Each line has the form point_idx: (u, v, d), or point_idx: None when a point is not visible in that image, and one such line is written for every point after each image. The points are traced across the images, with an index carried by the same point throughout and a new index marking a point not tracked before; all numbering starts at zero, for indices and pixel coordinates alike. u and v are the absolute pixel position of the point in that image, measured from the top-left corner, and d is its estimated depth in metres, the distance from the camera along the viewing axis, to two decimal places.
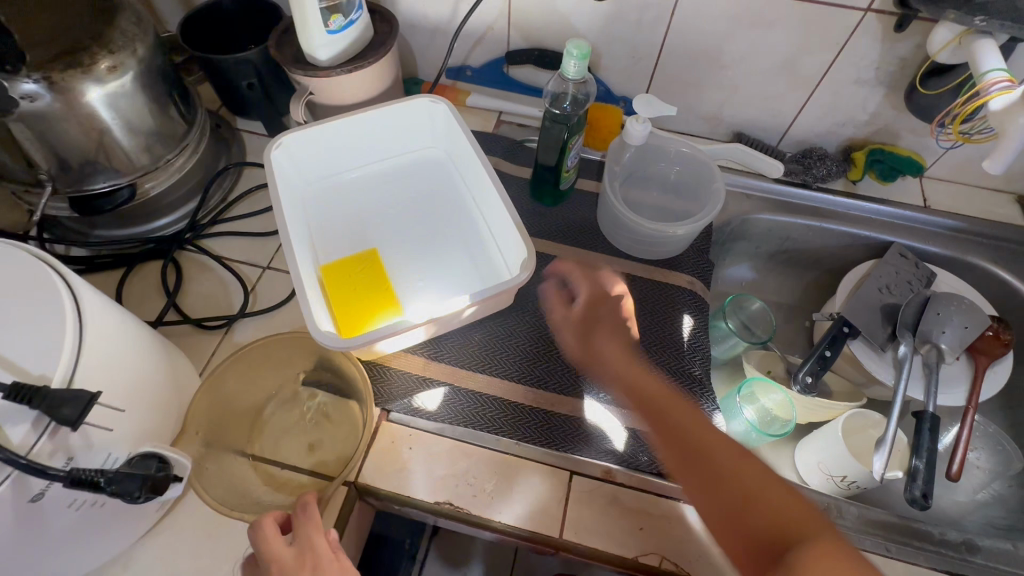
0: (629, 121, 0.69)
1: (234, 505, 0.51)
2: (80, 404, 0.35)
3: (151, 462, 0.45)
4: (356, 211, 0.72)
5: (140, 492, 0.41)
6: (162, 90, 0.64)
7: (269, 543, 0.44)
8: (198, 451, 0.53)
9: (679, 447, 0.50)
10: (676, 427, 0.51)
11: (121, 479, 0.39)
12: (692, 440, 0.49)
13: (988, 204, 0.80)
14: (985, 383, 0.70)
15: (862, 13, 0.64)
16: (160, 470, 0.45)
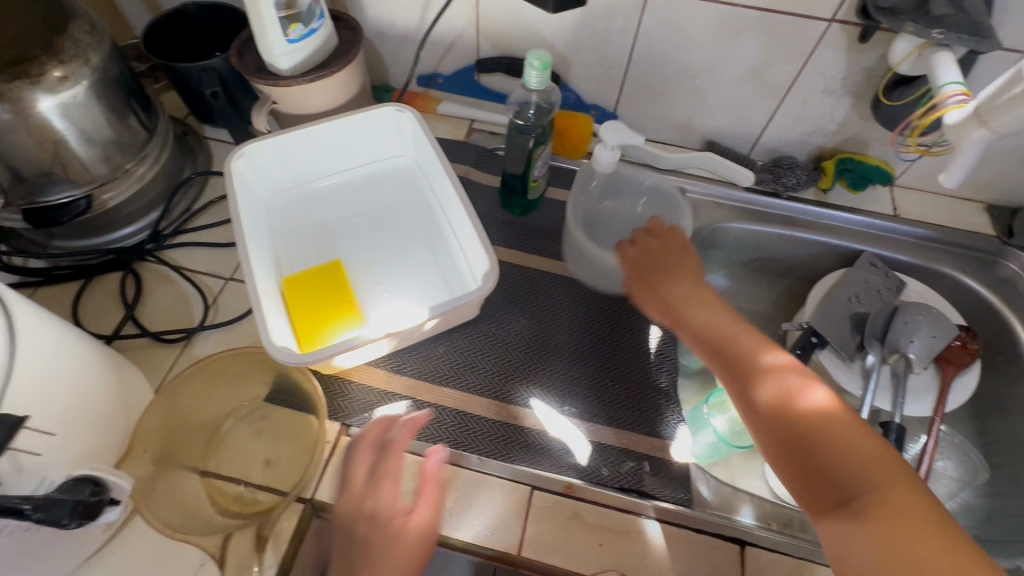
0: (597, 147, 0.68)
1: (182, 525, 0.50)
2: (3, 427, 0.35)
3: (85, 486, 0.42)
4: (323, 221, 0.72)
5: (68, 519, 0.39)
6: (121, 100, 0.63)
7: (355, 462, 0.52)
8: (147, 471, 0.52)
9: (737, 373, 0.49)
10: (741, 356, 0.50)
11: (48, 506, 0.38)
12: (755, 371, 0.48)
13: (957, 213, 0.80)
14: (953, 393, 0.70)
15: (825, 24, 0.64)
16: (94, 495, 0.42)
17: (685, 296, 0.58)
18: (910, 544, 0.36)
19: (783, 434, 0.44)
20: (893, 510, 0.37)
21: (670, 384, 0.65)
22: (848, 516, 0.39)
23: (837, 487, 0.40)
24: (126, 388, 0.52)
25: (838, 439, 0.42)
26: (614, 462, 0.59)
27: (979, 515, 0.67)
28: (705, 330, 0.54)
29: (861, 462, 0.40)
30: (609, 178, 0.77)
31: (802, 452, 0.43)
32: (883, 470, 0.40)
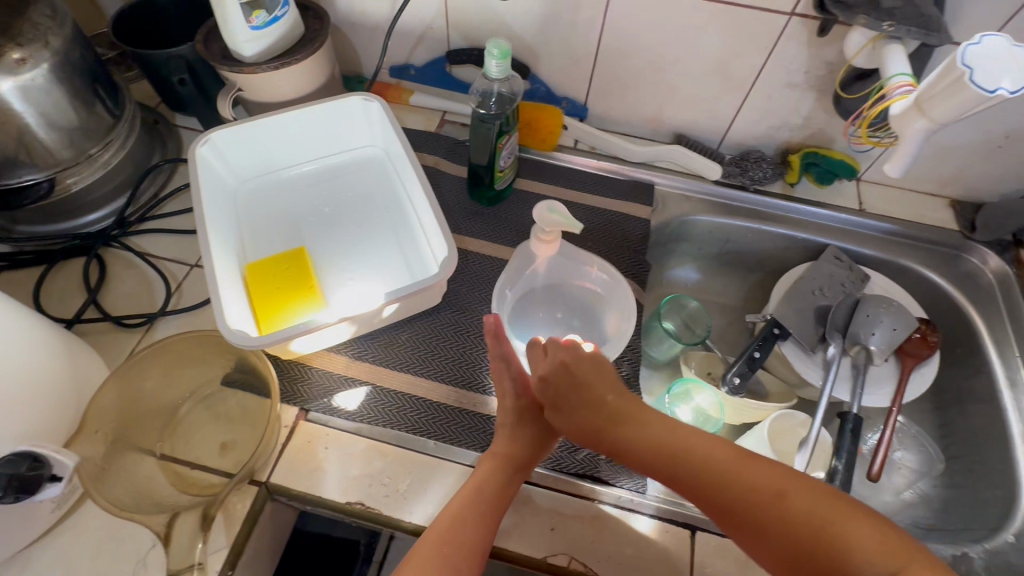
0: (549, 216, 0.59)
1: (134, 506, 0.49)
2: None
3: (23, 461, 0.44)
4: (289, 209, 0.72)
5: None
6: (85, 85, 0.63)
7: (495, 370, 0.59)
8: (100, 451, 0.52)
9: (678, 472, 0.46)
10: (684, 461, 0.46)
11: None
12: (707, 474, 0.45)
13: (923, 208, 0.80)
14: (912, 385, 0.71)
15: (786, 17, 0.64)
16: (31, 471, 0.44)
17: (601, 391, 0.53)
18: None
19: (764, 535, 0.42)
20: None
21: (631, 373, 0.65)
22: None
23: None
24: (79, 369, 0.52)
25: (818, 527, 0.40)
26: (571, 449, 0.59)
27: (936, 505, 0.68)
28: (634, 434, 0.49)
29: (851, 541, 0.39)
30: (562, 265, 0.69)
31: (792, 548, 0.40)
32: (873, 547, 0.38)
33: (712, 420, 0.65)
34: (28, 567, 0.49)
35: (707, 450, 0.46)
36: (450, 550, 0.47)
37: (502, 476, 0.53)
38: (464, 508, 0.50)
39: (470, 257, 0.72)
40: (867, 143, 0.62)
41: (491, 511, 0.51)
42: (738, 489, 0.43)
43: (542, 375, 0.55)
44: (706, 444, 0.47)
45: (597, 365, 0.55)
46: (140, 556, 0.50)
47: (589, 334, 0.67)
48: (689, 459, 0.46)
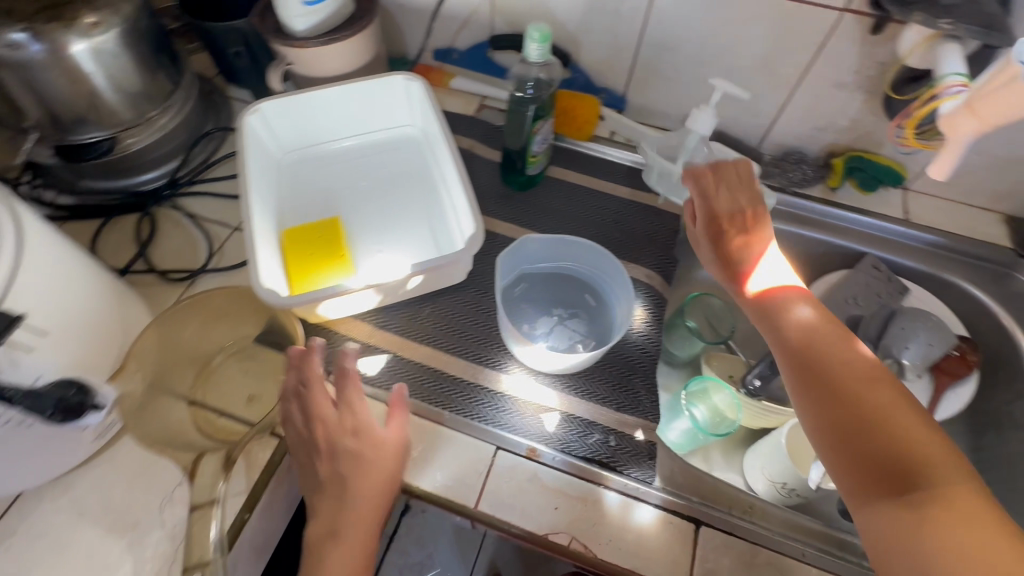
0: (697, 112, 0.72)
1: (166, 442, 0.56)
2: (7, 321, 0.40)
3: (70, 386, 0.47)
4: (327, 181, 0.75)
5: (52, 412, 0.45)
6: (149, 52, 0.67)
7: (316, 398, 0.52)
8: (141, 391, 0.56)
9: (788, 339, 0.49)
10: (800, 333, 0.48)
11: (37, 395, 0.43)
12: (822, 352, 0.46)
13: (973, 222, 0.77)
14: (944, 403, 0.69)
15: (838, 13, 0.62)
16: (77, 395, 0.47)
17: (747, 255, 0.56)
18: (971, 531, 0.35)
19: (842, 420, 0.42)
20: (970, 527, 0.35)
21: (649, 365, 0.65)
22: (913, 517, 0.37)
23: (888, 469, 0.39)
24: (126, 313, 0.56)
25: (909, 439, 0.40)
26: (581, 434, 0.59)
27: None
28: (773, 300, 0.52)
29: (916, 450, 0.39)
30: (567, 279, 0.70)
31: (870, 440, 0.41)
32: (967, 486, 0.37)
33: (727, 421, 0.62)
34: (71, 489, 0.54)
35: (831, 338, 0.47)
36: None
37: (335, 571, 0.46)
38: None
39: (497, 239, 0.73)
40: (911, 144, 0.60)
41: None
42: (847, 375, 0.44)
43: (720, 215, 0.58)
44: (839, 337, 0.48)
45: (754, 235, 0.57)
46: (168, 491, 0.54)
47: (598, 330, 0.66)
48: (808, 336, 0.48)
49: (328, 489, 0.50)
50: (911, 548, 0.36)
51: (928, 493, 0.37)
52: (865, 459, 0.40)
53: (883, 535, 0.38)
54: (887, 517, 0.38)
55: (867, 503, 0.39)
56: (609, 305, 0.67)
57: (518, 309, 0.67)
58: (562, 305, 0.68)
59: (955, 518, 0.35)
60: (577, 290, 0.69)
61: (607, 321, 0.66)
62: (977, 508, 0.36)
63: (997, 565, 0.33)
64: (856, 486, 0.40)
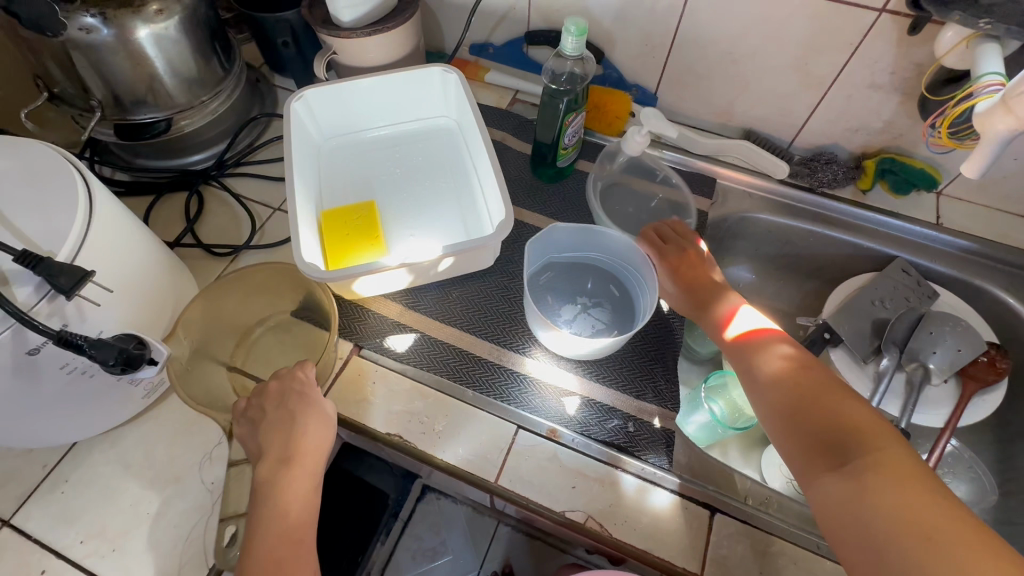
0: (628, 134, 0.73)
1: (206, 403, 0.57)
2: (74, 276, 0.43)
3: (130, 340, 0.50)
4: (364, 167, 0.78)
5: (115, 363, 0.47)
6: (205, 39, 0.71)
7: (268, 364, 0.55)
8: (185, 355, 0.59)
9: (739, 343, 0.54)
10: (748, 336, 0.54)
11: (100, 347, 0.46)
12: (767, 350, 0.52)
13: (1008, 229, 0.75)
14: (970, 410, 0.68)
15: (876, 13, 0.62)
16: (137, 348, 0.50)
17: (701, 285, 0.61)
18: (897, 488, 0.38)
19: (790, 408, 0.47)
20: (899, 484, 0.38)
21: (671, 355, 0.66)
22: (851, 482, 0.40)
23: (827, 444, 0.43)
24: (177, 282, 0.60)
25: (846, 417, 0.44)
26: (601, 419, 0.61)
27: None
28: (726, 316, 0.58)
29: (848, 424, 0.44)
30: (592, 270, 0.71)
31: (813, 422, 0.45)
32: (895, 452, 0.41)
33: (747, 416, 0.64)
34: (119, 443, 0.58)
35: (775, 338, 0.53)
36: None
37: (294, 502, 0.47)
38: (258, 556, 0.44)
39: (524, 228, 0.75)
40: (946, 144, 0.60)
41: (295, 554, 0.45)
42: (793, 369, 0.49)
43: (672, 257, 0.64)
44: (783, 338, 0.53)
45: (703, 269, 0.63)
46: (208, 449, 0.57)
47: (621, 319, 0.67)
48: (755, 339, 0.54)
49: (275, 426, 0.51)
50: (850, 511, 0.39)
51: (863, 460, 0.41)
52: (809, 438, 0.44)
53: (827, 503, 0.41)
54: (831, 486, 0.41)
55: (814, 478, 0.42)
56: (633, 295, 0.69)
57: (543, 295, 0.68)
58: (587, 293, 0.69)
59: (884, 476, 0.39)
60: (601, 281, 0.71)
61: (630, 311, 0.68)
62: (905, 469, 0.39)
63: (923, 514, 0.36)
64: (804, 465, 0.44)
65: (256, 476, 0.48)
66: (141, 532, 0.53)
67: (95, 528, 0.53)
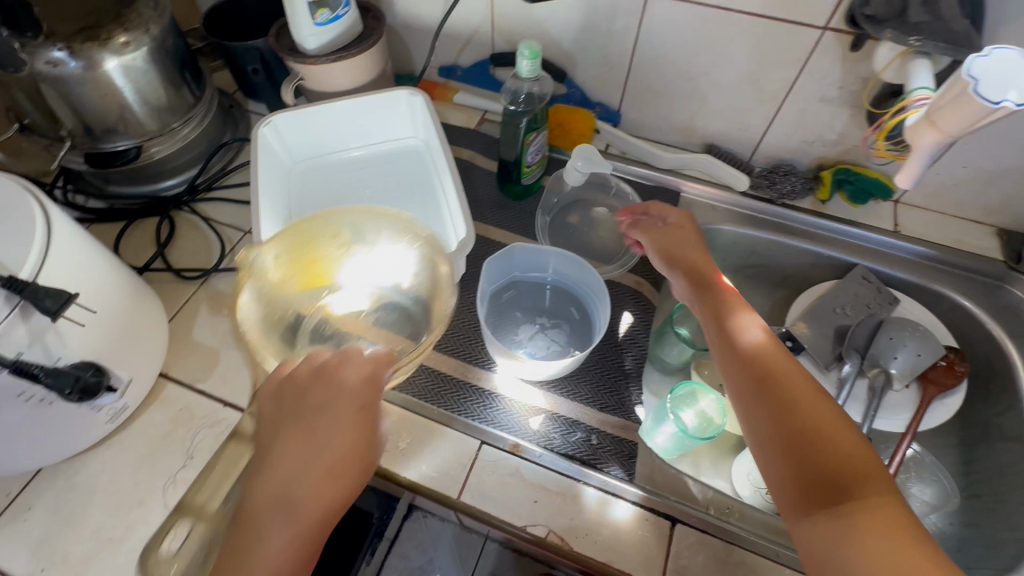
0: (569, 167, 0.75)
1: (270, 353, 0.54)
2: (60, 299, 0.45)
3: (88, 368, 0.51)
4: (334, 190, 0.79)
5: (71, 391, 0.49)
6: (173, 69, 0.73)
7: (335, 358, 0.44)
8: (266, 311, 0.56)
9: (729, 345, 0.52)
10: (742, 340, 0.52)
11: (58, 375, 0.47)
12: (762, 359, 0.50)
13: (964, 234, 0.77)
14: (930, 414, 0.69)
15: (819, 31, 0.65)
16: (93, 376, 0.52)
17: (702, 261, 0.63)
18: (888, 540, 0.37)
19: (790, 432, 0.45)
20: (891, 537, 0.38)
21: (634, 367, 0.67)
22: (843, 525, 0.39)
23: (819, 479, 0.42)
24: (144, 305, 0.61)
25: (847, 453, 0.43)
26: (565, 432, 0.61)
27: (950, 542, 0.65)
28: (722, 306, 0.56)
29: (842, 459, 0.43)
30: (552, 290, 0.72)
31: (812, 452, 0.43)
32: (891, 501, 0.40)
33: (715, 425, 0.63)
34: (84, 469, 0.58)
35: (771, 346, 0.51)
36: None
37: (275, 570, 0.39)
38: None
39: (491, 245, 0.77)
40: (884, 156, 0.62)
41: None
42: (798, 390, 0.48)
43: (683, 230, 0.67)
44: (779, 349, 0.52)
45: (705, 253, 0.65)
46: (173, 473, 0.58)
47: (580, 336, 0.68)
48: (750, 343, 0.52)
49: (302, 454, 0.41)
50: (833, 552, 0.39)
51: (859, 504, 0.40)
52: (805, 469, 0.43)
53: (812, 540, 0.40)
54: (820, 523, 0.41)
55: (798, 511, 0.42)
56: (591, 315, 0.70)
57: (503, 319, 0.69)
58: (546, 314, 0.70)
59: (879, 527, 0.38)
60: (562, 301, 0.72)
61: (587, 332, 0.68)
62: (894, 517, 0.39)
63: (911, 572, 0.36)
64: (794, 494, 0.43)
65: (252, 496, 0.41)
66: (102, 559, 0.54)
67: (56, 556, 0.54)
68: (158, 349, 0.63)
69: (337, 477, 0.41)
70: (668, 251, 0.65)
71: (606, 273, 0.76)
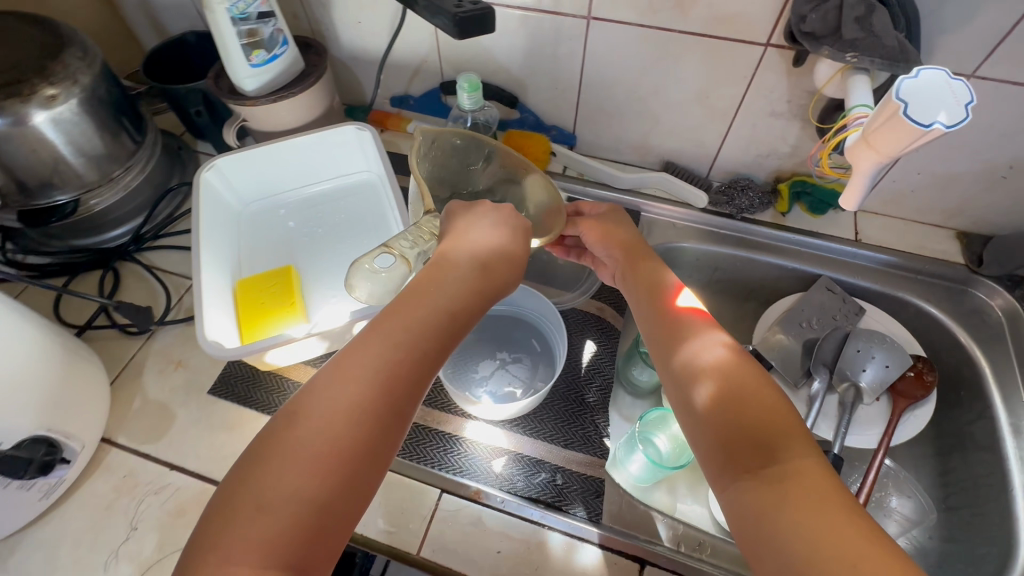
0: None
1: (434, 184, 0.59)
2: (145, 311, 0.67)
3: (39, 446, 0.51)
4: (286, 231, 0.77)
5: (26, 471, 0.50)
6: (109, 116, 0.70)
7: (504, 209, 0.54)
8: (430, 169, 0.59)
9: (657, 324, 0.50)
10: (669, 317, 0.50)
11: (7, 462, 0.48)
12: (688, 332, 0.48)
13: (924, 239, 0.77)
14: (903, 427, 0.67)
15: (762, 48, 0.64)
16: (47, 453, 0.51)
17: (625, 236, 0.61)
18: (818, 509, 0.35)
19: (717, 399, 0.43)
20: (819, 501, 0.36)
21: (599, 399, 0.65)
22: (773, 492, 0.37)
23: (749, 448, 0.40)
24: (82, 369, 0.58)
25: (772, 415, 0.41)
26: (528, 473, 0.59)
27: (932, 558, 0.64)
28: (649, 284, 0.54)
29: (770, 423, 0.41)
30: (513, 322, 0.71)
31: (739, 415, 0.41)
32: (816, 463, 0.38)
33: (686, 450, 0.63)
34: (21, 548, 0.55)
35: (698, 321, 0.49)
36: (304, 439, 0.38)
37: (393, 362, 0.41)
38: (341, 383, 0.40)
39: None
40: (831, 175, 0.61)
41: (366, 418, 0.39)
42: (724, 359, 0.45)
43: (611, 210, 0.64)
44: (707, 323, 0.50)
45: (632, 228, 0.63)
46: (116, 546, 0.55)
47: (542, 369, 0.66)
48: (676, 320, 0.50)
49: (457, 261, 0.47)
50: (766, 528, 0.36)
51: (786, 470, 0.38)
52: (733, 432, 0.41)
53: (742, 512, 0.38)
54: (750, 492, 0.38)
55: (727, 485, 0.40)
56: (553, 347, 0.68)
57: (463, 358, 0.67)
58: (507, 348, 0.69)
59: (807, 492, 0.36)
60: (523, 334, 0.70)
61: (548, 366, 0.66)
62: (824, 484, 0.37)
63: (842, 540, 0.34)
64: (722, 462, 0.41)
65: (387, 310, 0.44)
66: None
67: None
68: (99, 413, 0.60)
69: (473, 284, 0.46)
70: (601, 232, 0.62)
71: (569, 301, 0.74)
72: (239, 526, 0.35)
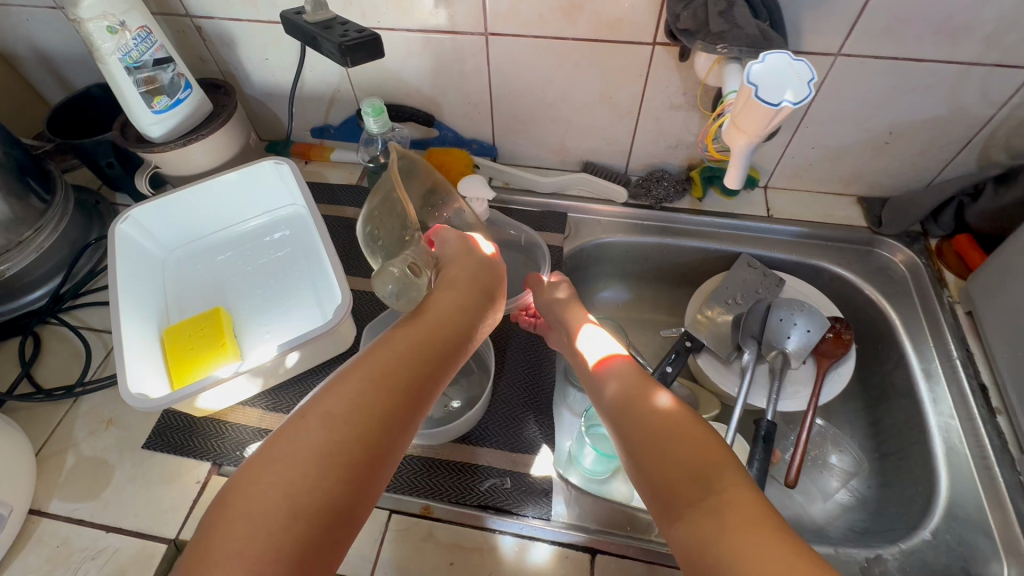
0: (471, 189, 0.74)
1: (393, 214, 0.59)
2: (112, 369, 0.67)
3: None
4: (214, 274, 0.76)
5: None
6: (13, 178, 0.68)
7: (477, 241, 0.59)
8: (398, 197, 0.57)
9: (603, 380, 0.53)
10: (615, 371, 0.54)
11: None
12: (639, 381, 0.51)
13: (830, 208, 0.82)
14: (829, 385, 0.71)
15: (651, 47, 0.68)
16: None
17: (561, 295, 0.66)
18: (748, 530, 0.36)
19: (658, 432, 0.45)
20: (751, 523, 0.37)
21: (540, 399, 0.66)
22: (711, 520, 0.38)
23: (688, 472, 0.41)
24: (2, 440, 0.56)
25: (707, 448, 0.43)
26: (476, 480, 0.60)
27: (871, 506, 0.67)
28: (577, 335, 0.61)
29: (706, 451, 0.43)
30: None
31: (680, 446, 0.43)
32: (746, 488, 0.39)
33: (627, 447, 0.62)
34: None
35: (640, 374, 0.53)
36: (305, 460, 0.37)
37: (390, 383, 0.42)
38: (339, 408, 0.40)
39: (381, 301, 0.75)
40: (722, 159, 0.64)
41: (366, 444, 0.39)
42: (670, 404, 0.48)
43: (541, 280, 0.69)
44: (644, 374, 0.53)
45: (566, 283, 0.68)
46: None
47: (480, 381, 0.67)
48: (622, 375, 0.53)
49: (446, 296, 0.51)
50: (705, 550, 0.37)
51: (720, 497, 0.39)
52: (674, 464, 0.42)
53: (686, 543, 0.38)
54: (689, 523, 0.39)
55: (669, 518, 0.40)
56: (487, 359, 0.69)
57: None
58: None
59: (739, 518, 0.37)
60: None
61: (486, 376, 0.67)
62: (752, 507, 0.38)
63: (773, 558, 0.34)
64: (667, 499, 0.41)
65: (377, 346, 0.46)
66: None
67: None
68: (26, 483, 0.58)
69: (455, 319, 0.50)
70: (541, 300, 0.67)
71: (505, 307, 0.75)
72: (240, 542, 0.34)
